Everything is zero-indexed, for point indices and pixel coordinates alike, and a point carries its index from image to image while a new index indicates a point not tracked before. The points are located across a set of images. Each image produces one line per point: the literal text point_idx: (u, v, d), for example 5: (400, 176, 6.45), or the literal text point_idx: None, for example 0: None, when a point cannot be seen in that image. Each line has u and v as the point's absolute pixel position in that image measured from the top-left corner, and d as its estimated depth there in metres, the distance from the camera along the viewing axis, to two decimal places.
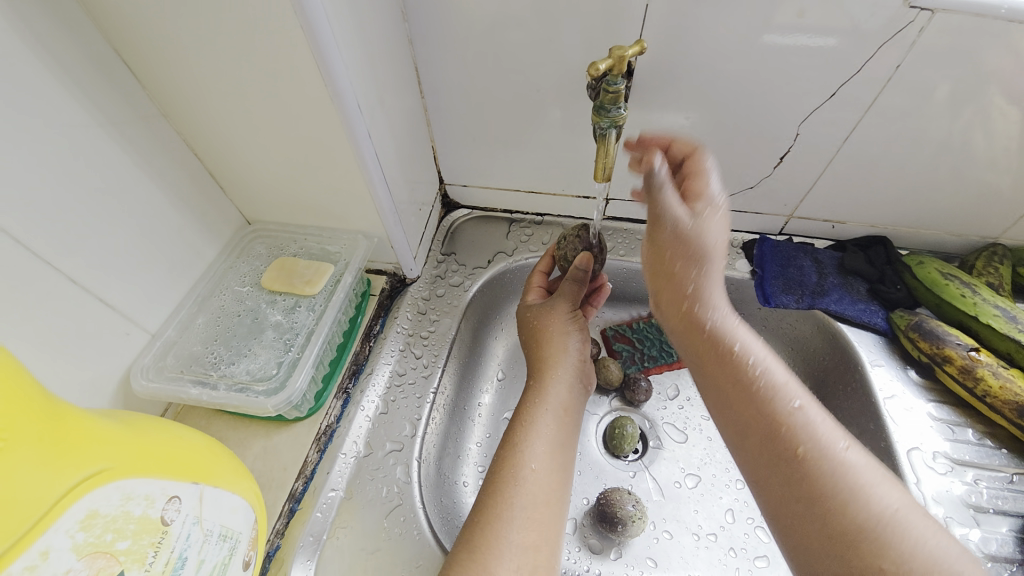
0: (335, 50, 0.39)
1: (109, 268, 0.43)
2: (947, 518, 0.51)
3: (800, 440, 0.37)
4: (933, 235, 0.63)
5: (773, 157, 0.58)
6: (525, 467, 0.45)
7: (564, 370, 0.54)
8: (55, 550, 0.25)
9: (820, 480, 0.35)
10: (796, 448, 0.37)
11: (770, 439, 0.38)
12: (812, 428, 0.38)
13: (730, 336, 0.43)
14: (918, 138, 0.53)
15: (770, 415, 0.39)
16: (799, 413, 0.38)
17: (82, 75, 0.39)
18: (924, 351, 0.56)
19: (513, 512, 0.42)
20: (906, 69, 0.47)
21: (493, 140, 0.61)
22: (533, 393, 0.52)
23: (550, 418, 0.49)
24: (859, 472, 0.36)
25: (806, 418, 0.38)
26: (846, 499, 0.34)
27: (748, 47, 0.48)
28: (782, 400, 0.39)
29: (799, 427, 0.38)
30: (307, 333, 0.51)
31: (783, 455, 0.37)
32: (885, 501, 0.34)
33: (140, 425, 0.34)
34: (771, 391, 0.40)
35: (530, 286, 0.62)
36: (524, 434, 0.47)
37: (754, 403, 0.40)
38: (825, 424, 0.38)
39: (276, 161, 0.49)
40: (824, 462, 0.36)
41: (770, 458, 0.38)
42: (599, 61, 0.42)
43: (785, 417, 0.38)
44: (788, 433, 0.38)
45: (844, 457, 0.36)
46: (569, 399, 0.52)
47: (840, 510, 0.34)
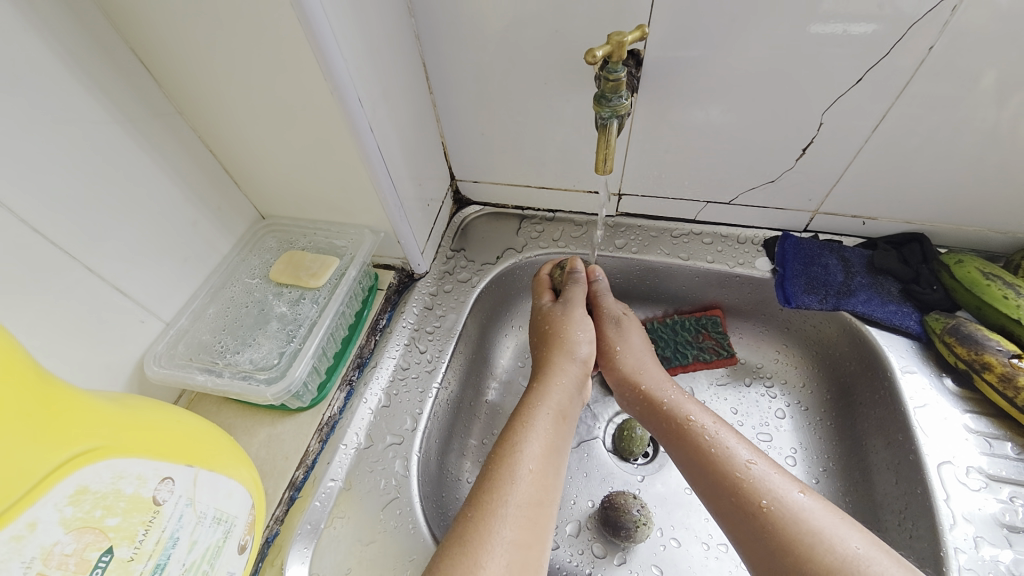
0: (335, 47, 0.40)
1: (125, 260, 0.45)
2: (976, 538, 0.46)
3: (761, 495, 0.42)
4: (976, 232, 0.58)
5: (795, 149, 0.55)
6: (522, 466, 0.43)
7: (568, 377, 0.52)
8: (42, 522, 0.27)
9: (780, 530, 0.40)
10: (759, 502, 0.41)
11: (735, 506, 0.42)
12: (764, 478, 0.43)
13: (681, 408, 0.50)
14: (958, 128, 0.49)
15: (730, 475, 0.44)
16: (752, 467, 0.44)
17: (100, 76, 0.41)
18: (960, 357, 0.52)
19: (506, 509, 0.41)
20: (943, 53, 0.44)
21: (501, 135, 0.61)
22: (535, 393, 0.50)
23: (549, 420, 0.48)
24: (814, 518, 0.40)
25: (759, 473, 0.43)
26: (807, 547, 0.38)
27: (764, 32, 0.45)
28: (735, 456, 0.45)
29: (754, 481, 0.43)
30: (309, 324, 0.52)
31: (744, 511, 0.42)
32: (845, 544, 0.38)
33: (145, 408, 0.36)
34: (724, 452, 0.45)
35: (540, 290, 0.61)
36: (523, 432, 0.46)
37: (716, 464, 0.45)
38: (775, 478, 0.43)
39: (282, 156, 0.51)
40: (780, 510, 0.40)
41: (742, 516, 0.42)
42: (597, 49, 0.41)
43: (742, 472, 0.43)
44: (750, 496, 0.42)
45: (799, 503, 0.41)
46: (568, 404, 0.51)
47: (800, 559, 0.38)
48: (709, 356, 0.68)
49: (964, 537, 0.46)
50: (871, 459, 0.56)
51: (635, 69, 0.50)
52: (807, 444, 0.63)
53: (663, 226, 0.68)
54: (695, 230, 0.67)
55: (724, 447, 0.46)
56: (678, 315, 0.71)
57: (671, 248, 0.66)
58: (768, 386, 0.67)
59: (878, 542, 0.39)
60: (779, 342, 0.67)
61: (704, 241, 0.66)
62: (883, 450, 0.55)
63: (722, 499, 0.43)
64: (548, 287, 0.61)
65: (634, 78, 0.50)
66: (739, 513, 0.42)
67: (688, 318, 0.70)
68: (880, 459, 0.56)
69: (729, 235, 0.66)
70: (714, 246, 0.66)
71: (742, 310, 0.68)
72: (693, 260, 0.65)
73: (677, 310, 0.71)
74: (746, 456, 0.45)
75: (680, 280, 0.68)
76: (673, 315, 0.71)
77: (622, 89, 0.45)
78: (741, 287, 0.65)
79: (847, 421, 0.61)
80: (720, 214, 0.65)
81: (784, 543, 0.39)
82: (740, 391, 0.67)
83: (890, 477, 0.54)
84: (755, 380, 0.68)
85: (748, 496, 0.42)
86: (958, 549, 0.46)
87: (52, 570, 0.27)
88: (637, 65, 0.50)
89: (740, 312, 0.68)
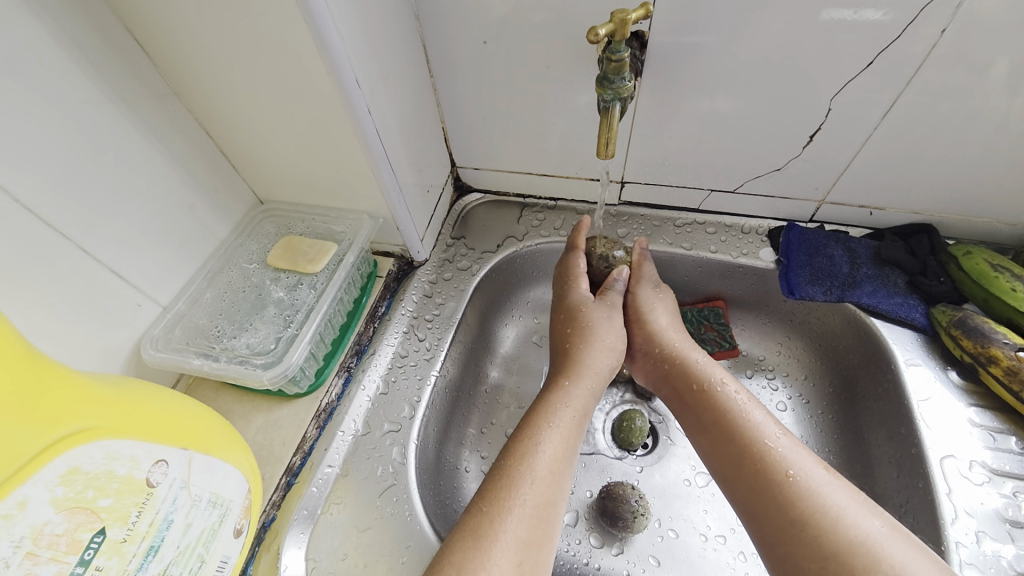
0: (332, 28, 0.39)
1: (122, 243, 0.45)
2: (978, 532, 0.46)
3: (786, 465, 0.41)
4: (985, 223, 0.57)
5: (803, 136, 0.53)
6: (541, 467, 0.43)
7: (596, 380, 0.51)
8: (32, 501, 0.27)
9: (802, 501, 0.39)
10: (784, 471, 0.41)
11: (756, 475, 0.42)
12: (790, 451, 0.43)
13: (710, 374, 0.50)
14: (971, 116, 0.47)
15: (758, 443, 0.44)
16: (778, 441, 0.43)
17: (94, 56, 0.40)
18: (966, 350, 0.51)
19: (523, 508, 0.40)
20: (957, 38, 0.42)
21: (502, 121, 0.60)
22: (557, 391, 0.50)
23: (572, 422, 0.47)
24: (836, 493, 0.39)
25: (785, 446, 0.43)
26: (829, 518, 0.38)
27: (773, 14, 0.44)
28: (761, 430, 0.45)
29: (779, 453, 0.42)
30: (307, 310, 0.51)
31: (765, 479, 0.42)
32: (865, 523, 0.37)
33: (139, 391, 0.36)
34: (752, 423, 0.45)
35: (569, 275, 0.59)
36: (544, 432, 0.45)
37: (743, 432, 0.45)
38: (802, 454, 0.42)
39: (280, 140, 0.50)
40: (806, 480, 0.40)
41: (761, 485, 0.42)
42: (600, 28, 0.40)
43: (768, 442, 0.43)
44: (775, 465, 0.42)
45: (822, 479, 0.40)
46: (592, 407, 0.50)
47: (821, 530, 0.37)
48: (712, 348, 0.67)
49: (966, 532, 0.46)
50: (873, 453, 0.56)
51: (639, 52, 0.48)
52: (808, 437, 0.62)
53: (666, 216, 0.67)
54: (698, 220, 0.66)
55: (748, 419, 0.45)
56: (680, 306, 0.70)
57: (674, 238, 0.65)
58: (769, 379, 0.67)
59: (898, 525, 0.38)
60: (782, 333, 0.67)
61: (707, 231, 0.65)
62: (886, 444, 0.55)
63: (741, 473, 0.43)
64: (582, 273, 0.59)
65: (637, 61, 0.49)
66: (757, 486, 0.42)
67: (690, 309, 0.69)
68: (882, 452, 0.55)
69: (733, 225, 0.65)
70: (717, 236, 0.65)
71: (745, 302, 0.67)
72: (695, 250, 0.64)
73: (679, 301, 0.70)
74: (771, 429, 0.44)
75: (683, 270, 0.67)
76: (676, 306, 0.70)
77: (625, 71, 0.44)
78: (744, 278, 0.65)
79: (849, 414, 0.60)
80: (724, 204, 0.64)
81: (805, 514, 0.38)
82: (740, 383, 0.67)
83: (891, 471, 0.53)
84: (757, 373, 0.67)
85: (773, 465, 0.42)
86: (958, 542, 0.45)
87: (42, 550, 0.27)
88: (642, 48, 0.48)
89: (742, 304, 0.68)
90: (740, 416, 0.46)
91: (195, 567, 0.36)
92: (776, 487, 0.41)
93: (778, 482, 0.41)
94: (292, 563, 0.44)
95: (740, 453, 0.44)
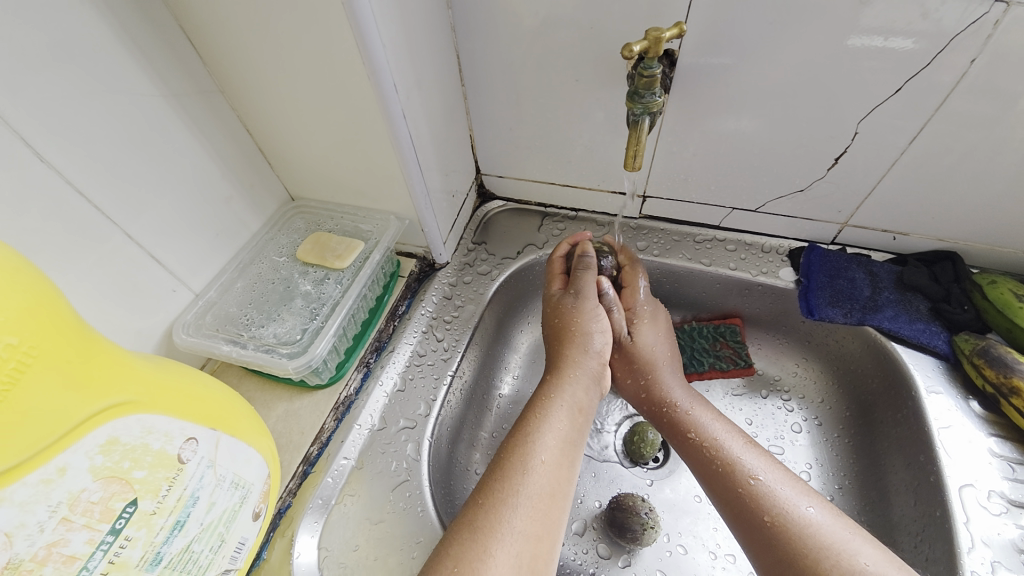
0: (377, 35, 0.41)
1: (162, 231, 0.47)
2: (994, 563, 0.45)
3: (765, 510, 0.41)
4: (1012, 254, 0.56)
5: (827, 159, 0.54)
6: (536, 458, 0.44)
7: (582, 372, 0.52)
8: (72, 468, 0.28)
9: (789, 545, 0.39)
10: (763, 517, 0.41)
11: (743, 516, 0.42)
12: (773, 489, 0.43)
13: (687, 418, 0.51)
14: (1000, 146, 0.47)
15: (740, 480, 0.44)
16: (758, 481, 0.43)
17: (151, 53, 0.43)
18: (988, 379, 0.51)
19: (519, 499, 0.41)
20: (984, 69, 0.43)
21: (529, 131, 0.61)
22: (549, 387, 0.50)
23: (566, 414, 0.48)
24: (825, 530, 0.39)
25: (766, 486, 0.43)
26: (814, 560, 0.38)
27: (800, 39, 0.45)
28: (741, 468, 0.45)
29: (761, 494, 0.42)
30: (332, 304, 0.53)
31: (751, 519, 0.42)
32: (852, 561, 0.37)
33: (175, 369, 0.37)
34: (732, 462, 0.45)
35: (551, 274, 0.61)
36: (536, 425, 0.46)
37: (724, 475, 0.45)
38: (785, 491, 0.42)
39: (316, 139, 0.52)
40: (788, 524, 0.40)
41: (748, 524, 0.42)
42: (633, 44, 0.41)
43: (748, 484, 0.43)
44: (757, 506, 0.42)
45: (807, 517, 0.40)
46: (585, 399, 0.51)
47: (807, 571, 0.37)
48: (727, 365, 0.68)
49: (982, 561, 0.45)
50: (890, 479, 0.55)
51: (669, 69, 0.49)
52: (823, 460, 0.62)
53: (686, 231, 0.67)
54: (718, 237, 0.66)
55: (730, 455, 0.46)
56: (696, 322, 0.71)
57: (693, 253, 0.66)
58: (784, 400, 0.66)
59: (892, 560, 0.38)
60: (798, 355, 0.67)
61: (727, 248, 0.65)
62: (903, 470, 0.54)
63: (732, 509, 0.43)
64: (560, 273, 0.60)
65: (668, 79, 0.50)
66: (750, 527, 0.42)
67: (706, 325, 0.69)
68: (898, 479, 0.54)
69: (754, 243, 0.65)
70: (737, 254, 0.65)
71: (762, 320, 0.67)
72: (715, 267, 0.65)
73: (696, 317, 0.71)
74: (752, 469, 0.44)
75: (700, 286, 0.67)
76: (692, 322, 0.71)
77: (656, 86, 0.45)
78: (762, 296, 0.65)
79: (866, 439, 0.60)
80: (745, 222, 0.64)
81: (791, 555, 0.39)
82: (755, 402, 0.67)
83: (908, 497, 0.52)
84: (772, 393, 0.67)
85: (754, 509, 0.42)
86: (974, 573, 0.44)
87: (77, 516, 0.28)
88: (671, 65, 0.49)
89: (759, 323, 0.68)
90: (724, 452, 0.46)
91: (215, 546, 0.37)
92: (770, 531, 0.40)
93: (762, 524, 0.41)
94: (305, 551, 0.45)
95: (728, 491, 0.44)
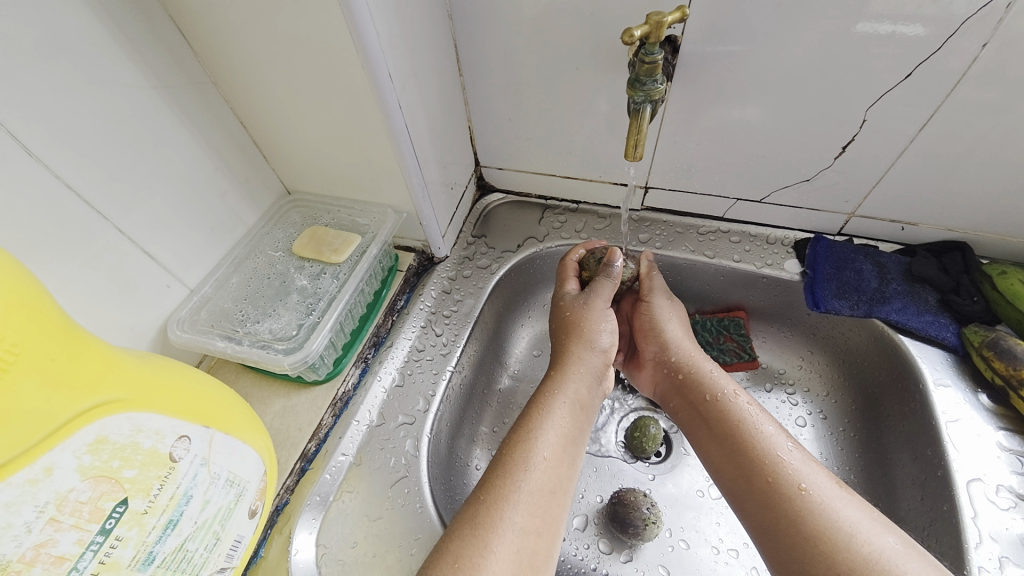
0: (369, 22, 0.39)
1: (156, 226, 0.46)
2: (1001, 558, 0.44)
3: (800, 478, 0.41)
4: (1023, 243, 0.55)
5: (835, 147, 0.52)
6: (537, 453, 0.43)
7: (588, 367, 0.51)
8: (59, 468, 0.28)
9: (816, 518, 0.38)
10: (797, 485, 0.40)
11: (772, 486, 0.41)
12: (803, 466, 0.42)
13: (723, 384, 0.50)
14: (1013, 133, 0.46)
15: (768, 456, 0.43)
16: (793, 453, 0.43)
17: (139, 44, 0.42)
18: (997, 372, 0.50)
19: (519, 496, 0.40)
20: (999, 53, 0.41)
21: (528, 121, 0.60)
22: (554, 381, 0.50)
23: (567, 410, 0.47)
24: (851, 510, 0.38)
25: (798, 460, 0.42)
26: (845, 534, 0.36)
27: (806, 24, 0.43)
28: (774, 442, 0.44)
29: (793, 467, 0.42)
30: (328, 299, 0.52)
31: (779, 491, 0.40)
32: (881, 540, 0.36)
33: (168, 366, 0.37)
34: (764, 435, 0.44)
35: (567, 276, 0.60)
36: (538, 421, 0.45)
37: (755, 446, 0.44)
38: (815, 467, 0.42)
39: (310, 130, 0.51)
40: (820, 494, 0.39)
41: (775, 500, 0.40)
42: (635, 29, 0.40)
43: (781, 455, 0.42)
44: (790, 475, 0.41)
45: (833, 494, 0.39)
46: (588, 396, 0.50)
47: (836, 545, 0.36)
48: (730, 358, 0.67)
49: (990, 557, 0.44)
50: (896, 473, 0.54)
51: (670, 56, 0.48)
52: (827, 454, 0.61)
53: (688, 223, 0.66)
54: (722, 229, 0.65)
55: (763, 430, 0.45)
56: (699, 315, 0.70)
57: (696, 245, 0.65)
58: (789, 393, 0.65)
59: (912, 543, 0.37)
60: (803, 348, 0.65)
61: (731, 240, 0.64)
62: (910, 465, 0.53)
63: (750, 491, 0.42)
64: (574, 277, 0.59)
65: (670, 66, 0.49)
66: (774, 503, 0.40)
67: (709, 318, 0.68)
68: (905, 473, 0.53)
69: (758, 234, 0.64)
70: (741, 245, 0.64)
71: (766, 313, 0.66)
72: (718, 259, 0.64)
73: (699, 310, 0.70)
74: (786, 443, 0.44)
75: (704, 279, 0.66)
76: (695, 315, 0.70)
77: (658, 73, 0.44)
78: (767, 288, 0.63)
79: (872, 433, 0.59)
80: (749, 213, 0.63)
81: (814, 534, 0.37)
82: (759, 396, 0.66)
83: (915, 492, 0.52)
84: (776, 387, 0.66)
85: (785, 478, 0.41)
86: (982, 568, 0.44)
87: (65, 516, 0.28)
88: (674, 52, 0.48)
89: (763, 315, 0.67)
90: (755, 428, 0.45)
91: (209, 544, 0.36)
92: (796, 505, 0.39)
93: (794, 493, 0.40)
94: (303, 547, 0.44)
95: (756, 461, 0.43)
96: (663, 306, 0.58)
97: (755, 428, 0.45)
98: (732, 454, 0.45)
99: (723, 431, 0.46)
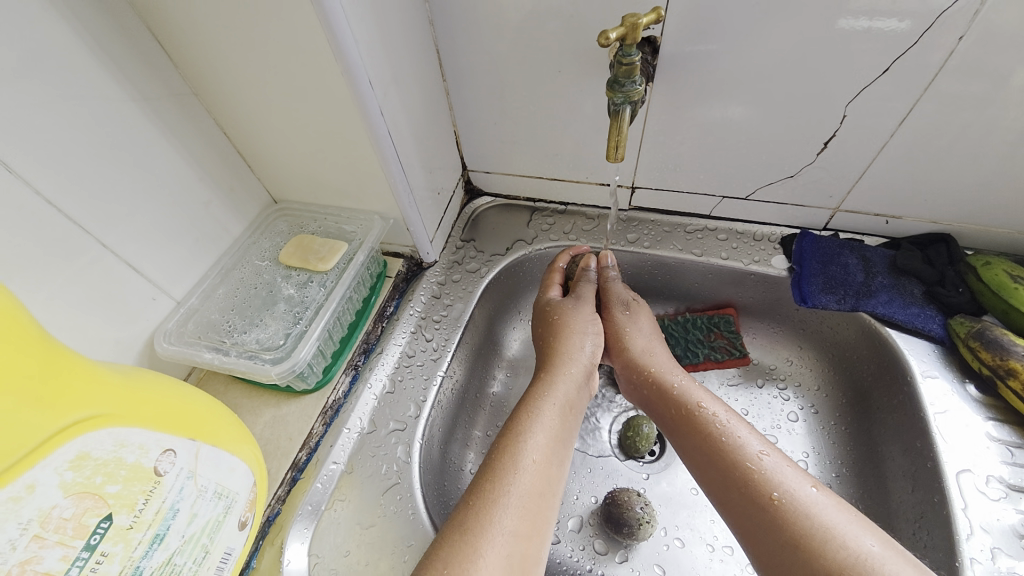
0: (348, 30, 0.40)
1: (140, 239, 0.46)
2: (993, 549, 0.44)
3: (772, 487, 0.40)
4: (1006, 234, 0.55)
5: (816, 143, 0.53)
6: (526, 456, 0.43)
7: (575, 370, 0.51)
8: (41, 485, 0.27)
9: (793, 525, 0.38)
10: (769, 495, 0.40)
11: (745, 496, 0.41)
12: (777, 470, 0.42)
13: (693, 395, 0.49)
14: (991, 125, 0.46)
15: (740, 465, 0.43)
16: (764, 459, 0.42)
17: (119, 58, 0.42)
18: (984, 363, 0.50)
19: (509, 500, 0.40)
20: (974, 47, 0.42)
21: (513, 124, 0.60)
22: (542, 384, 0.50)
23: (556, 412, 0.47)
24: (828, 512, 0.38)
25: (771, 465, 0.42)
26: (820, 540, 0.37)
27: (783, 22, 0.44)
28: (747, 448, 0.44)
29: (767, 473, 0.41)
30: (316, 307, 0.52)
31: (755, 499, 0.41)
32: (859, 541, 0.36)
33: (152, 380, 0.36)
34: (735, 443, 0.44)
35: (549, 283, 0.61)
36: (528, 423, 0.45)
37: (726, 454, 0.44)
38: (789, 471, 0.42)
39: (293, 139, 0.51)
40: (792, 503, 0.39)
41: (752, 507, 0.41)
42: (611, 31, 0.40)
43: (753, 463, 0.42)
44: (762, 484, 0.41)
45: (811, 497, 0.39)
46: (576, 396, 0.50)
47: (814, 550, 0.36)
48: (721, 356, 0.67)
49: (981, 548, 0.44)
50: (888, 466, 0.55)
51: (651, 56, 0.48)
52: (820, 448, 0.61)
53: (676, 221, 0.66)
54: (708, 226, 0.65)
55: (735, 437, 0.45)
56: (689, 313, 0.70)
57: (684, 243, 0.65)
58: (780, 389, 0.66)
59: (892, 541, 0.37)
60: (793, 343, 0.66)
61: (718, 238, 0.64)
62: (901, 457, 0.53)
63: (732, 493, 0.42)
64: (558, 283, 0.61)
65: (650, 66, 0.49)
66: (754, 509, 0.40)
67: (699, 316, 0.69)
68: (896, 466, 0.54)
69: (745, 231, 0.64)
70: (728, 243, 0.64)
71: (756, 310, 0.67)
72: (706, 257, 0.64)
73: (689, 308, 0.70)
74: (757, 448, 0.44)
75: (692, 277, 0.66)
76: (685, 313, 0.70)
77: (636, 74, 0.44)
78: (755, 285, 0.64)
79: (863, 427, 0.59)
80: (736, 210, 0.63)
81: (794, 538, 0.37)
82: (751, 392, 0.66)
83: (906, 484, 0.52)
84: (768, 382, 0.66)
85: (757, 489, 0.41)
86: (974, 560, 0.44)
87: (49, 533, 0.28)
88: (653, 53, 0.48)
89: (752, 312, 0.67)
90: (728, 436, 0.45)
91: (199, 557, 0.36)
92: (772, 515, 0.39)
93: (767, 503, 0.40)
94: (295, 558, 0.44)
95: (729, 472, 0.43)
96: (635, 309, 0.58)
97: (727, 437, 0.45)
98: (709, 462, 0.45)
99: (696, 443, 0.46)
